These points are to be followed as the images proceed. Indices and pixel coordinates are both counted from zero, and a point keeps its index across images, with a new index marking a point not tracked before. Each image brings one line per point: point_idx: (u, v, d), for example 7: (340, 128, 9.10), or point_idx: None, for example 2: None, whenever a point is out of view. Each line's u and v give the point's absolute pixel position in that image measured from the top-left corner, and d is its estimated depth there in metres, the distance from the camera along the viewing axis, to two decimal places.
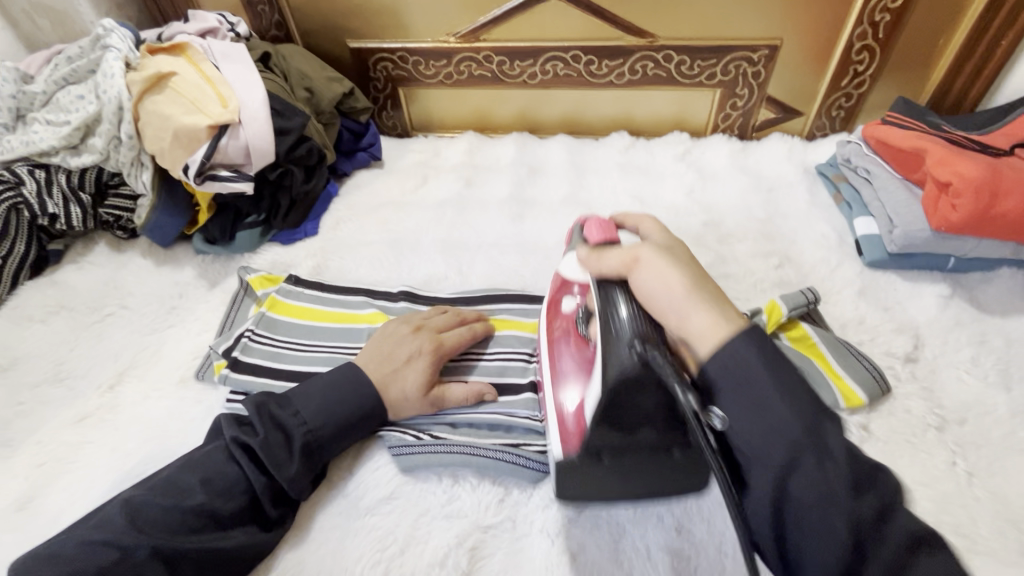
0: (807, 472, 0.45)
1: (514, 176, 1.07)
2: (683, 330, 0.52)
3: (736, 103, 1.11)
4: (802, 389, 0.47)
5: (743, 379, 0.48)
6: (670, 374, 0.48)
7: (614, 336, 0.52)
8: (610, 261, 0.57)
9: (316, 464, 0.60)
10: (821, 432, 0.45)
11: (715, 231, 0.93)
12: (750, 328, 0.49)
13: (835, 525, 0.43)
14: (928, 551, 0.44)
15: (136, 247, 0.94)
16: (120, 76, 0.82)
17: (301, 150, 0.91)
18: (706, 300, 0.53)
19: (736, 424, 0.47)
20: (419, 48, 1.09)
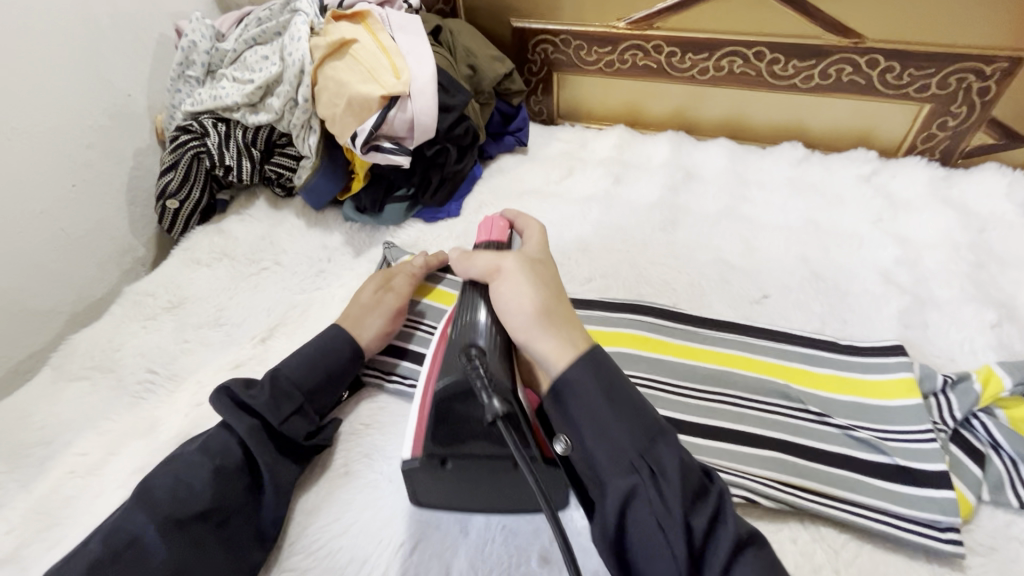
0: (632, 494, 0.44)
1: (667, 179, 0.98)
2: (531, 352, 0.50)
3: (947, 123, 0.94)
4: (643, 413, 0.46)
5: (590, 401, 0.46)
6: (483, 377, 0.47)
7: (463, 339, 0.51)
8: (478, 265, 0.54)
9: (291, 395, 0.62)
10: (652, 454, 0.44)
11: (909, 271, 0.80)
12: (593, 354, 0.48)
13: (665, 540, 0.43)
14: (757, 550, 0.44)
15: (291, 206, 0.97)
16: (305, 39, 0.85)
17: (459, 130, 0.89)
18: (556, 324, 0.49)
19: (581, 447, 0.47)
20: (584, 32, 1.04)
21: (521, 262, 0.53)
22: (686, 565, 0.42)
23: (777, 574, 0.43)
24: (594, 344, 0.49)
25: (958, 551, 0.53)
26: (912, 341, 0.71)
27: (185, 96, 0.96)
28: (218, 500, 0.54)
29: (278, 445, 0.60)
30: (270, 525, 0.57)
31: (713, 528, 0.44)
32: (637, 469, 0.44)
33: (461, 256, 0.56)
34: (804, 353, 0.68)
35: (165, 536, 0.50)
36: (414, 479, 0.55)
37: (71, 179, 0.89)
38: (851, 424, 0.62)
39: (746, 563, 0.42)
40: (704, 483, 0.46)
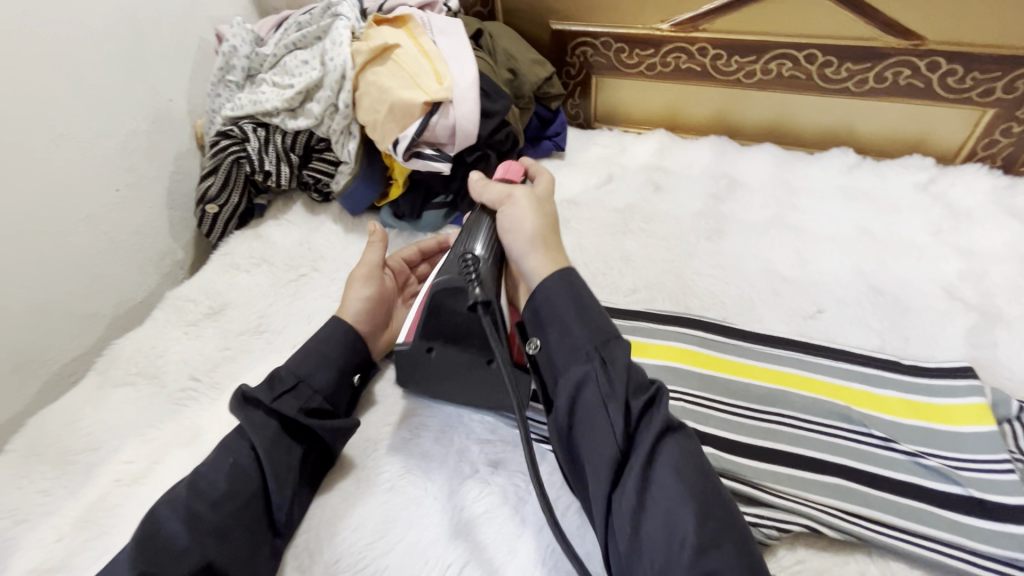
0: (582, 379, 0.50)
1: (711, 186, 0.95)
2: (523, 264, 0.58)
3: (1012, 128, 0.89)
4: (603, 318, 0.53)
5: (558, 303, 0.53)
6: (472, 275, 0.56)
7: (466, 248, 0.60)
8: (491, 192, 0.62)
9: (284, 377, 0.61)
10: (607, 349, 0.51)
11: (973, 286, 0.76)
12: (569, 274, 0.55)
13: (606, 417, 0.48)
14: (690, 438, 0.49)
15: (328, 212, 0.97)
16: (347, 44, 0.84)
17: (500, 135, 0.87)
18: (547, 246, 0.58)
19: (546, 344, 0.53)
20: (626, 34, 1.01)
21: (526, 194, 0.61)
22: (619, 440, 0.47)
23: (701, 462, 0.47)
24: (571, 267, 0.57)
25: None
26: (982, 362, 0.67)
27: (224, 101, 0.96)
28: (233, 492, 0.54)
29: (282, 428, 0.59)
30: (281, 511, 0.56)
31: (651, 412, 0.49)
32: (590, 358, 0.50)
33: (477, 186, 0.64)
34: (865, 374, 0.65)
35: (189, 529, 0.51)
36: (405, 362, 0.63)
37: (116, 183, 0.90)
38: (920, 450, 0.58)
39: (671, 441, 0.47)
40: (650, 381, 0.52)
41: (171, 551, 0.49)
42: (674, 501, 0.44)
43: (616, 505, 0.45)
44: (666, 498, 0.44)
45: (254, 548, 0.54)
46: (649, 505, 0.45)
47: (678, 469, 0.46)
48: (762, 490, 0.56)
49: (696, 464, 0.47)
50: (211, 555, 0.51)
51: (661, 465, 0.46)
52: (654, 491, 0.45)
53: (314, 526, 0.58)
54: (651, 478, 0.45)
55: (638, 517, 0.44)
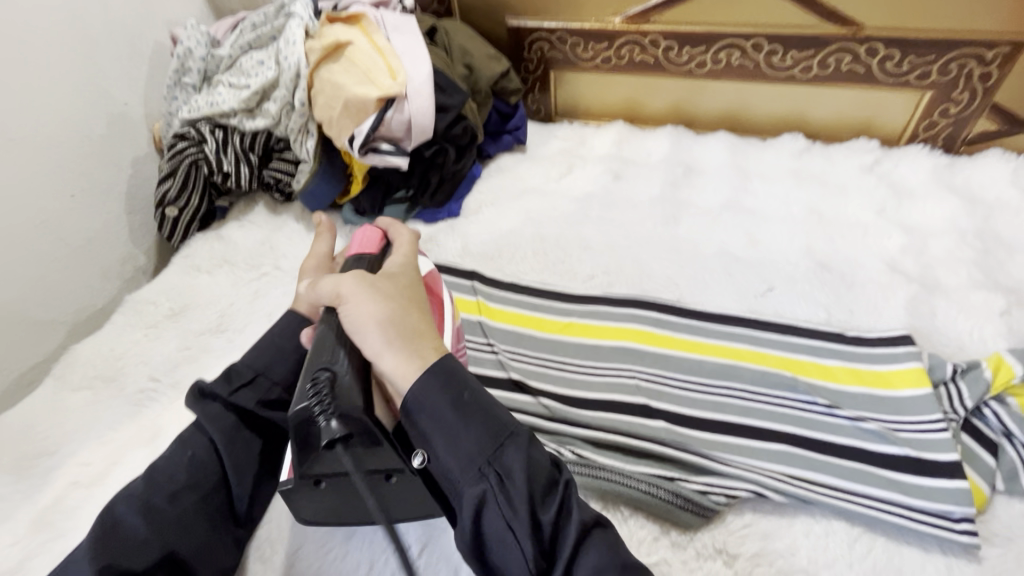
0: (480, 502, 0.42)
1: (667, 174, 0.98)
2: (378, 364, 0.46)
3: (949, 109, 0.93)
4: (488, 405, 0.45)
5: (437, 408, 0.43)
6: (324, 400, 0.43)
7: (312, 360, 0.46)
8: (324, 291, 0.50)
9: (239, 371, 0.59)
10: (499, 459, 0.43)
11: (914, 260, 0.79)
12: (443, 364, 0.45)
13: (515, 542, 0.41)
14: (603, 527, 0.44)
15: (290, 211, 0.97)
16: (300, 43, 0.85)
17: (457, 129, 0.89)
18: (408, 336, 0.46)
19: (433, 456, 0.44)
20: (580, 28, 1.03)
21: (360, 278, 0.49)
22: (539, 555, 0.42)
23: (622, 553, 0.43)
24: (444, 353, 0.47)
25: (975, 542, 0.52)
26: (920, 330, 0.70)
27: (181, 104, 0.96)
28: (193, 484, 0.53)
29: (241, 421, 0.57)
30: (242, 502, 0.56)
31: (560, 519, 0.43)
32: (484, 475, 0.42)
33: (315, 286, 0.53)
34: (812, 346, 0.67)
35: (148, 521, 0.50)
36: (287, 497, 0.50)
37: (71, 188, 0.89)
38: (860, 414, 0.60)
39: (592, 545, 0.42)
40: (552, 471, 0.45)
41: (133, 543, 0.48)
42: None
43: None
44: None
45: (214, 538, 0.53)
46: None
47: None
48: (711, 459, 0.58)
49: (616, 556, 0.42)
50: (171, 547, 0.50)
51: None
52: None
53: (274, 522, 0.59)
54: None
55: None
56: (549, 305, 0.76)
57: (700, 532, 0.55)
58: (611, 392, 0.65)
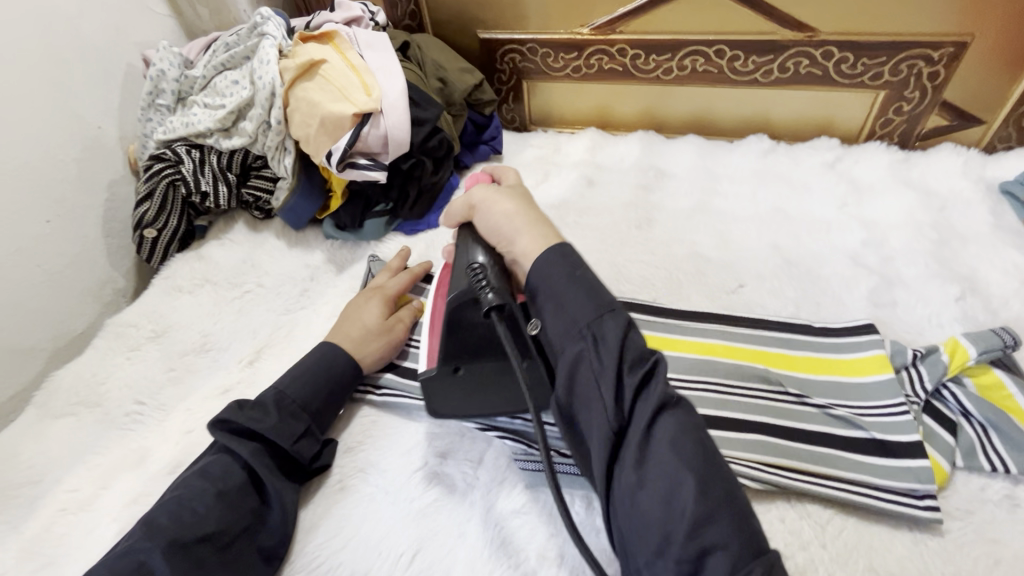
0: (578, 359, 0.49)
1: (640, 178, 1.01)
2: (510, 244, 0.58)
3: (902, 107, 0.98)
4: (597, 288, 0.51)
5: (552, 278, 0.52)
6: (483, 282, 0.56)
7: (463, 258, 0.61)
8: (456, 210, 0.64)
9: (293, 415, 0.63)
10: (597, 324, 0.49)
11: (875, 252, 0.83)
12: (561, 245, 0.54)
13: (598, 394, 0.47)
14: (685, 408, 0.48)
15: (271, 228, 0.98)
16: (274, 62, 0.85)
17: (433, 142, 0.90)
18: (534, 223, 0.58)
19: (545, 322, 0.52)
20: (549, 39, 1.06)
21: (487, 190, 0.63)
22: (615, 414, 0.47)
23: (697, 429, 0.47)
24: (563, 241, 0.56)
25: (937, 516, 0.55)
26: (883, 319, 0.74)
27: (156, 125, 0.96)
28: (231, 515, 0.55)
29: (278, 465, 0.61)
30: (270, 537, 0.57)
31: (644, 388, 0.47)
32: (582, 336, 0.49)
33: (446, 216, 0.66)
34: (782, 337, 0.70)
35: (170, 560, 0.50)
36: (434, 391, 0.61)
37: (45, 214, 0.88)
38: (831, 402, 0.63)
39: (666, 416, 0.46)
40: (648, 355, 0.49)
41: None
42: (669, 470, 0.44)
43: (618, 477, 0.46)
44: (663, 471, 0.44)
45: None
46: (649, 479, 0.45)
47: (673, 441, 0.45)
48: None
49: (689, 434, 0.46)
50: None
51: (658, 436, 0.46)
52: (651, 469, 0.45)
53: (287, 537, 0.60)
54: (647, 451, 0.45)
55: (636, 493, 0.45)
56: None
57: None
58: None
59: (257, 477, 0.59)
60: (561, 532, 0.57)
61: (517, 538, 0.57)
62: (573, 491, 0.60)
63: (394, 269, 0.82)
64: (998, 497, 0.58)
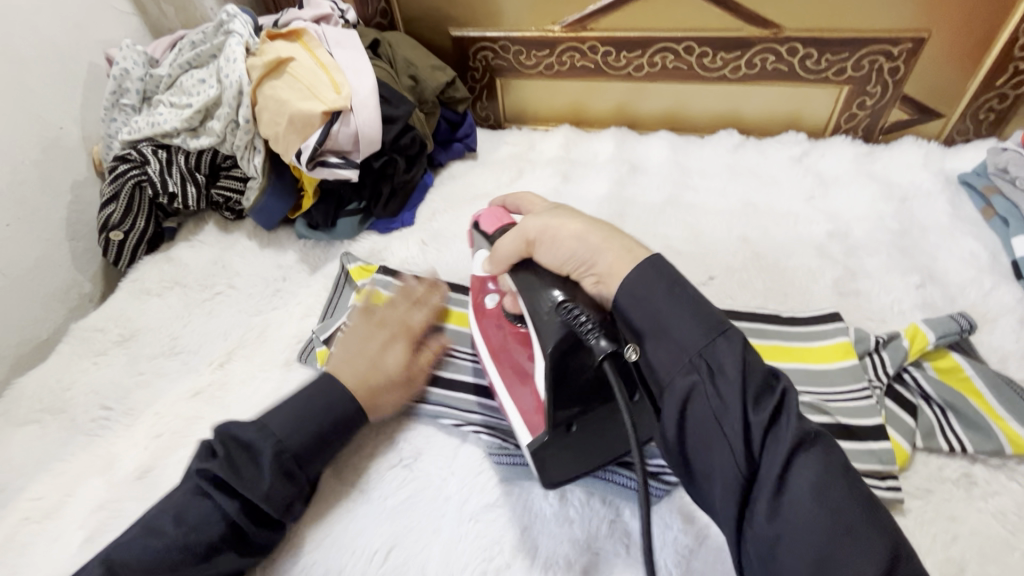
0: (691, 394, 0.43)
1: (613, 173, 1.02)
2: (590, 268, 0.52)
3: (865, 102, 1.00)
4: (702, 305, 0.45)
5: (649, 302, 0.46)
6: (583, 326, 0.50)
7: (544, 302, 0.53)
8: (509, 247, 0.57)
9: (287, 476, 0.56)
10: (710, 352, 0.43)
11: (840, 243, 0.85)
12: (652, 260, 0.48)
13: (723, 436, 0.41)
14: (822, 447, 0.41)
15: (242, 228, 0.96)
16: (241, 60, 0.84)
17: (405, 140, 0.90)
18: (607, 238, 0.52)
19: (646, 352, 0.46)
20: (520, 37, 1.06)
21: (542, 218, 0.56)
22: (745, 461, 0.40)
23: (843, 471, 0.40)
24: (653, 252, 0.49)
25: (897, 497, 0.57)
26: (847, 307, 0.76)
27: (121, 125, 0.94)
28: (203, 572, 0.50)
29: (261, 520, 0.55)
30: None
31: (774, 425, 0.41)
32: (694, 368, 0.43)
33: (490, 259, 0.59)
34: (753, 327, 0.71)
35: None
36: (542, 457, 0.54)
37: (4, 218, 0.86)
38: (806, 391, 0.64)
39: (807, 459, 0.39)
40: (769, 380, 0.43)
41: None
42: (815, 527, 0.37)
43: (750, 530, 0.40)
44: (806, 527, 0.38)
45: None
46: (787, 532, 0.38)
47: (817, 489, 0.38)
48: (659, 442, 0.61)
49: (835, 477, 0.39)
50: None
51: (798, 483, 0.39)
52: (792, 520, 0.38)
53: None
54: (782, 500, 0.39)
55: (774, 552, 0.38)
56: None
57: (651, 511, 0.59)
58: None
59: (239, 531, 0.54)
60: (535, 524, 0.58)
61: (492, 530, 0.58)
62: None
63: (413, 297, 0.73)
64: (956, 477, 0.60)
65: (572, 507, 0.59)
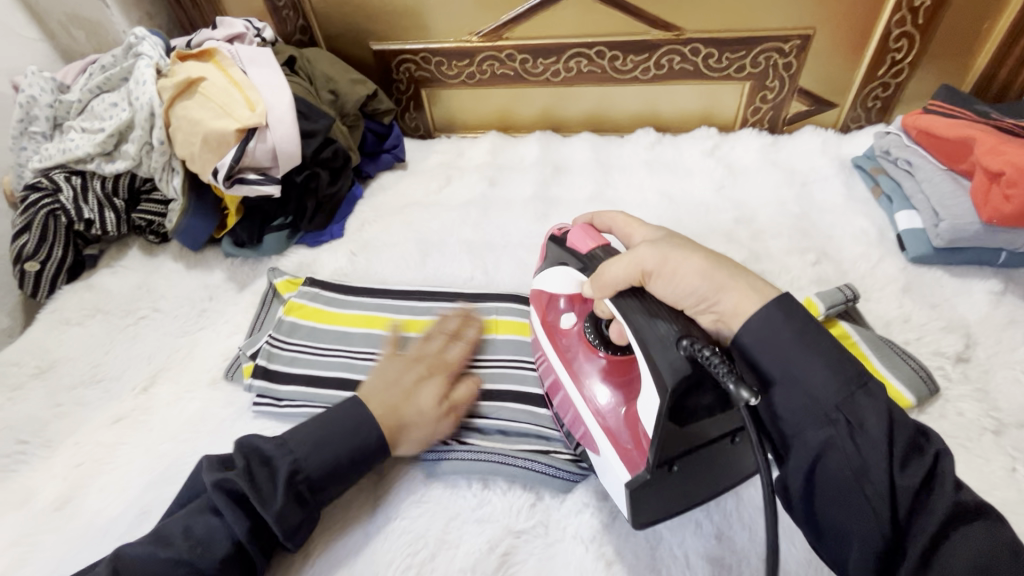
0: (825, 443, 0.45)
1: (537, 175, 1.05)
2: (711, 306, 0.51)
3: (766, 96, 1.07)
4: (838, 355, 0.47)
5: (776, 345, 0.48)
6: (722, 365, 0.43)
7: (657, 329, 0.48)
8: (618, 273, 0.53)
9: (301, 497, 0.55)
10: (851, 406, 0.45)
11: (746, 228, 0.91)
12: (782, 299, 0.49)
13: (863, 496, 0.44)
14: (967, 517, 0.43)
15: (167, 251, 0.95)
16: (151, 82, 0.84)
17: (326, 153, 0.92)
18: (733, 276, 0.51)
19: (775, 398, 0.48)
20: (440, 48, 1.09)
21: (659, 248, 0.53)
22: (888, 522, 0.43)
23: (1008, 544, 0.41)
24: (779, 291, 0.51)
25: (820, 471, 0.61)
26: None
27: (32, 153, 0.92)
28: None
29: (262, 544, 0.54)
30: None
31: (924, 490, 0.44)
32: (832, 421, 0.45)
33: (595, 280, 0.55)
34: None
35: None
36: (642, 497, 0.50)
37: None
38: None
39: (962, 527, 0.42)
40: (911, 439, 0.45)
41: None
42: None
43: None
44: None
45: None
46: None
47: (973, 555, 0.41)
48: None
49: (995, 548, 0.41)
50: None
51: (950, 546, 0.42)
52: None
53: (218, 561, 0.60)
54: (935, 560, 0.42)
55: None
56: (430, 308, 0.80)
57: (571, 492, 0.61)
58: (495, 380, 0.70)
59: (245, 553, 0.53)
60: (459, 515, 0.60)
61: (418, 524, 0.59)
62: (471, 474, 0.63)
63: (450, 335, 0.72)
64: None
65: (493, 495, 0.61)
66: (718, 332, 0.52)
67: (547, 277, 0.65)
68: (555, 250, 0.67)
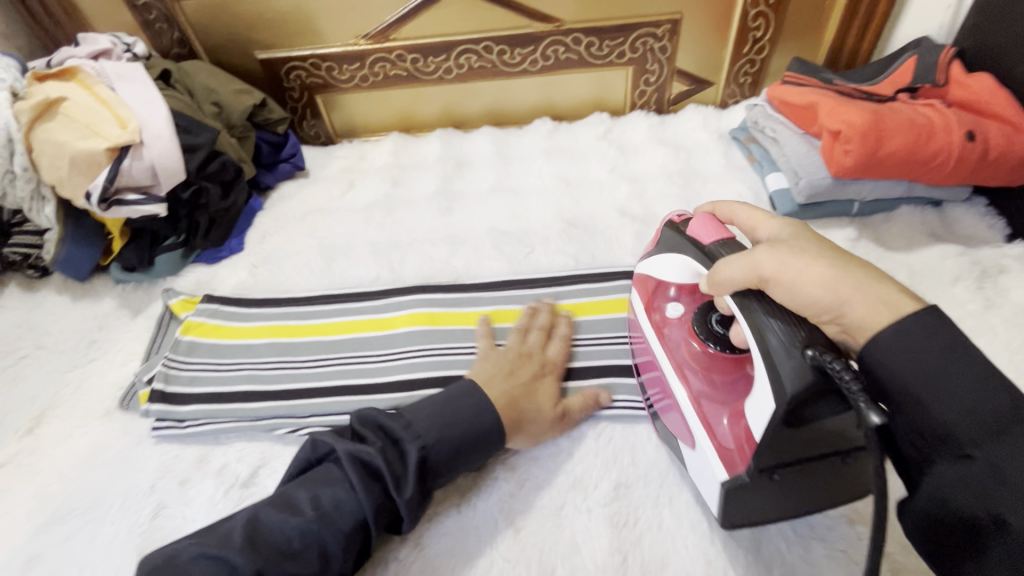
0: (950, 480, 0.38)
1: (441, 170, 1.07)
2: (835, 318, 0.44)
3: (649, 79, 1.14)
4: (992, 377, 0.38)
5: (906, 362, 0.40)
6: (847, 386, 0.40)
7: (773, 336, 0.45)
8: (735, 274, 0.49)
9: (427, 484, 0.55)
10: (997, 441, 0.36)
11: (639, 203, 0.96)
12: (925, 310, 0.40)
13: (996, 544, 0.36)
14: None
15: (49, 284, 0.89)
16: (4, 106, 0.79)
17: (214, 167, 0.88)
18: (864, 283, 0.43)
19: (904, 417, 0.40)
20: (329, 53, 1.08)
21: (779, 251, 0.47)
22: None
23: None
24: (924, 303, 0.41)
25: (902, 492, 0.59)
26: None
27: None
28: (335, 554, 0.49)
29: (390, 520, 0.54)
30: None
31: None
32: (968, 454, 0.37)
33: (710, 279, 0.52)
34: (570, 288, 0.81)
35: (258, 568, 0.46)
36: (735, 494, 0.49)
37: None
38: (586, 337, 0.75)
39: None
40: None
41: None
42: None
43: None
44: None
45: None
46: None
47: None
48: None
49: None
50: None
51: None
52: None
53: None
54: None
55: None
56: (334, 309, 0.80)
57: (481, 469, 0.63)
58: (406, 371, 0.72)
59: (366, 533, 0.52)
60: None
61: None
62: None
63: (547, 331, 0.72)
64: None
65: None
66: (846, 343, 0.45)
67: (660, 266, 0.62)
68: (669, 234, 0.62)
